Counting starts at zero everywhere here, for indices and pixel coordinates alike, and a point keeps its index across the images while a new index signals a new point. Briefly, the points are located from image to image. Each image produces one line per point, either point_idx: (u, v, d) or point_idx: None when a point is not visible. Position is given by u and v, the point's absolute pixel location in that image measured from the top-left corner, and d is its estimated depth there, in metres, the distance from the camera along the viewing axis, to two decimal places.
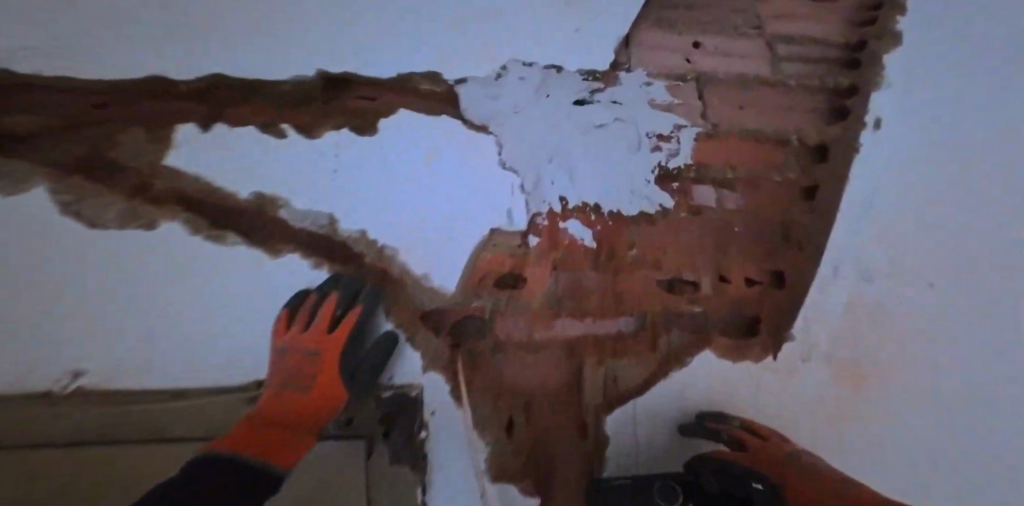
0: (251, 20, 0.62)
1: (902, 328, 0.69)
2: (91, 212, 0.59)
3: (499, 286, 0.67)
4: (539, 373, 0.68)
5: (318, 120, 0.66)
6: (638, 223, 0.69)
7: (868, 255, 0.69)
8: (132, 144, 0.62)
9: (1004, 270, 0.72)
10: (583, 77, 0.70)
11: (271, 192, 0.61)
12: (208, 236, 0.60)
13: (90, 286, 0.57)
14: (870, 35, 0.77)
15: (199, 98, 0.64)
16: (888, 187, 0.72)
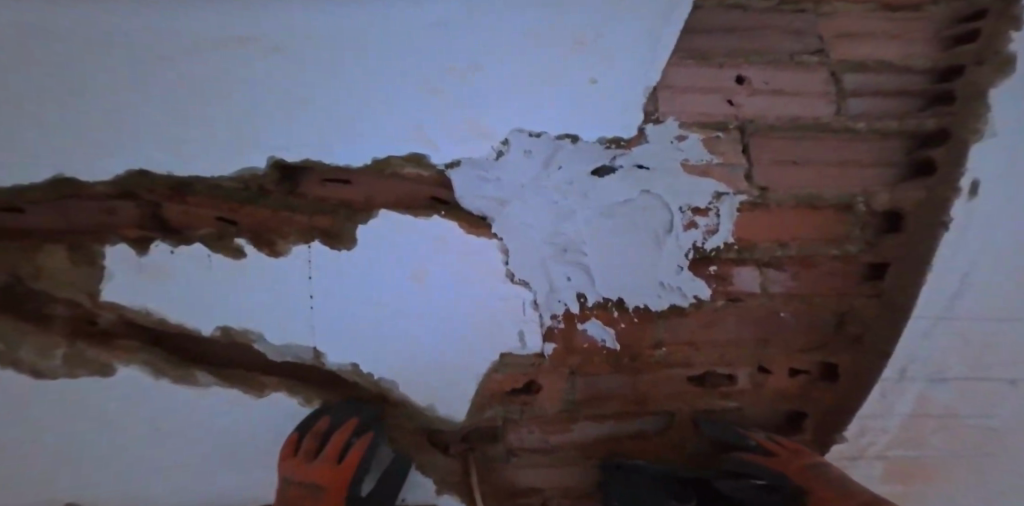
0: (220, 111, 0.54)
1: (978, 417, 0.66)
2: (38, 359, 0.57)
3: (514, 394, 0.60)
4: (559, 476, 0.62)
5: (268, 215, 0.61)
6: (667, 316, 0.61)
7: (938, 342, 0.63)
8: (75, 274, 0.59)
9: None
10: (602, 147, 0.60)
11: (240, 326, 0.58)
12: (176, 376, 0.58)
13: (61, 431, 0.58)
14: (969, 57, 0.62)
15: (133, 200, 0.58)
16: (981, 260, 0.63)
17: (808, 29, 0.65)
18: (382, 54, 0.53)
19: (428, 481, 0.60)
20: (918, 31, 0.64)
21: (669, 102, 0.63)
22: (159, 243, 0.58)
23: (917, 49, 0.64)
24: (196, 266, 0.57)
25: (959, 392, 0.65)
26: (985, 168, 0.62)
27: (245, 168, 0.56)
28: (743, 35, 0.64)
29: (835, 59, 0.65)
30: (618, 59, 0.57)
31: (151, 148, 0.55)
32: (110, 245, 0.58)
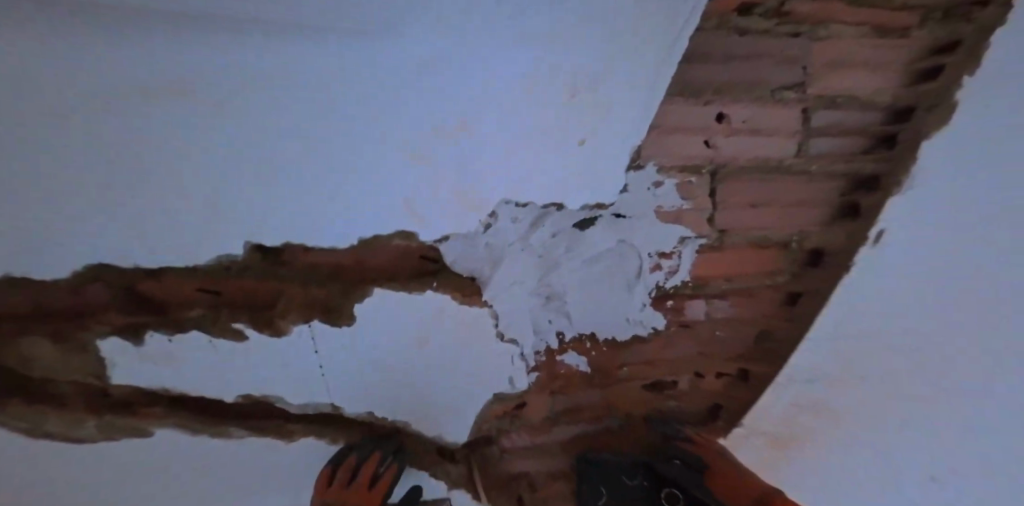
0: (180, 209, 0.50)
1: (856, 405, 0.84)
2: (70, 433, 0.62)
3: (506, 415, 0.77)
4: (540, 462, 0.82)
5: (254, 282, 0.60)
6: (629, 344, 0.75)
7: (835, 352, 0.78)
8: (73, 357, 0.60)
9: (955, 348, 0.82)
10: (583, 209, 0.62)
11: (261, 393, 0.65)
12: (211, 432, 0.66)
13: (120, 476, 0.68)
14: (925, 100, 0.63)
15: (102, 282, 0.56)
16: (886, 288, 0.74)
17: (800, 58, 0.58)
18: (348, 138, 0.49)
19: (442, 485, 0.79)
20: (897, 62, 0.61)
21: (652, 148, 0.61)
22: (154, 332, 0.59)
23: (888, 84, 0.62)
24: (202, 349, 0.60)
25: (847, 383, 0.82)
26: (909, 213, 0.68)
27: (223, 253, 0.55)
28: (737, 66, 0.57)
29: (812, 94, 0.61)
30: (605, 119, 0.54)
31: (111, 249, 0.51)
32: (100, 331, 0.59)
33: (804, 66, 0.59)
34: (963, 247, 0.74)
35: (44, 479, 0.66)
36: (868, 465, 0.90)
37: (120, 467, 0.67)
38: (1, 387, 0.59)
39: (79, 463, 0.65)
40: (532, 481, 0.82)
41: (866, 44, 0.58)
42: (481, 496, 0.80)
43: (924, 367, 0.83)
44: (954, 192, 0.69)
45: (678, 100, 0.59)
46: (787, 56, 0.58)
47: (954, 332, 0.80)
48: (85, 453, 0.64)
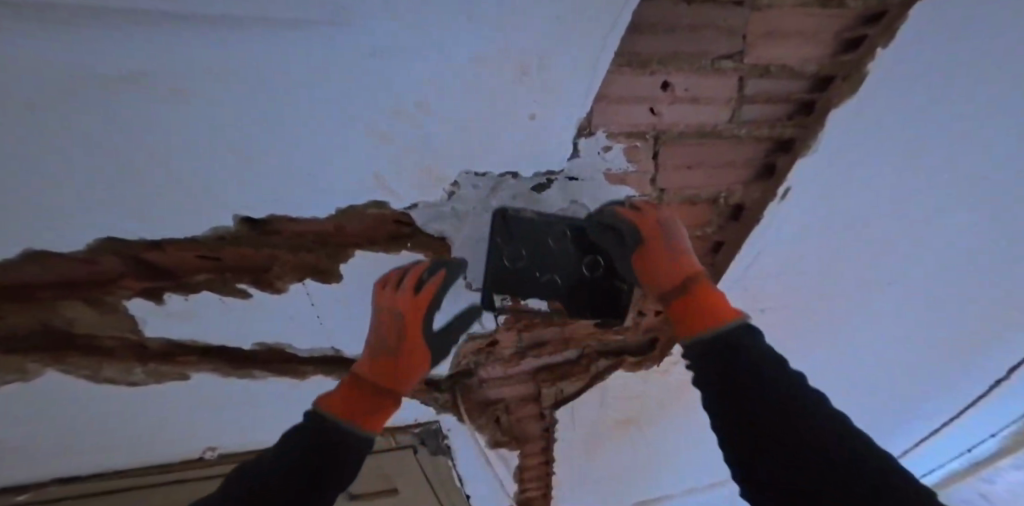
0: (189, 190, 0.59)
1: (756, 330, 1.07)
2: (126, 376, 0.77)
3: (481, 353, 0.94)
4: (511, 388, 1.03)
5: (250, 251, 0.70)
6: None
7: (746, 286, 0.97)
8: (113, 317, 0.72)
9: (837, 279, 1.02)
10: (539, 176, 0.72)
11: (274, 341, 0.82)
12: (239, 373, 0.84)
13: (174, 410, 0.85)
14: (844, 70, 0.70)
15: (119, 257, 0.65)
16: (791, 237, 0.90)
17: (737, 27, 0.63)
18: (329, 122, 0.58)
19: (432, 408, 1.00)
20: (826, 32, 0.66)
21: (600, 119, 0.68)
22: (172, 293, 0.71)
23: (813, 53, 0.68)
24: (215, 306, 0.74)
25: (752, 312, 1.03)
26: (818, 173, 0.81)
27: (216, 225, 0.64)
28: (680, 38, 0.63)
29: (747, 63, 0.67)
30: (553, 95, 0.62)
31: (134, 224, 0.61)
32: (127, 297, 0.70)
33: (743, 36, 0.64)
34: (860, 199, 0.88)
35: (110, 416, 0.81)
36: None
37: (166, 404, 0.83)
38: (56, 344, 0.72)
39: (136, 402, 0.81)
40: (507, 405, 1.06)
41: (802, 13, 0.63)
42: (464, 416, 1.03)
43: (811, 296, 1.04)
44: (857, 152, 0.80)
45: (626, 71, 0.64)
46: (725, 26, 0.62)
47: (840, 267, 0.99)
48: (139, 393, 0.80)
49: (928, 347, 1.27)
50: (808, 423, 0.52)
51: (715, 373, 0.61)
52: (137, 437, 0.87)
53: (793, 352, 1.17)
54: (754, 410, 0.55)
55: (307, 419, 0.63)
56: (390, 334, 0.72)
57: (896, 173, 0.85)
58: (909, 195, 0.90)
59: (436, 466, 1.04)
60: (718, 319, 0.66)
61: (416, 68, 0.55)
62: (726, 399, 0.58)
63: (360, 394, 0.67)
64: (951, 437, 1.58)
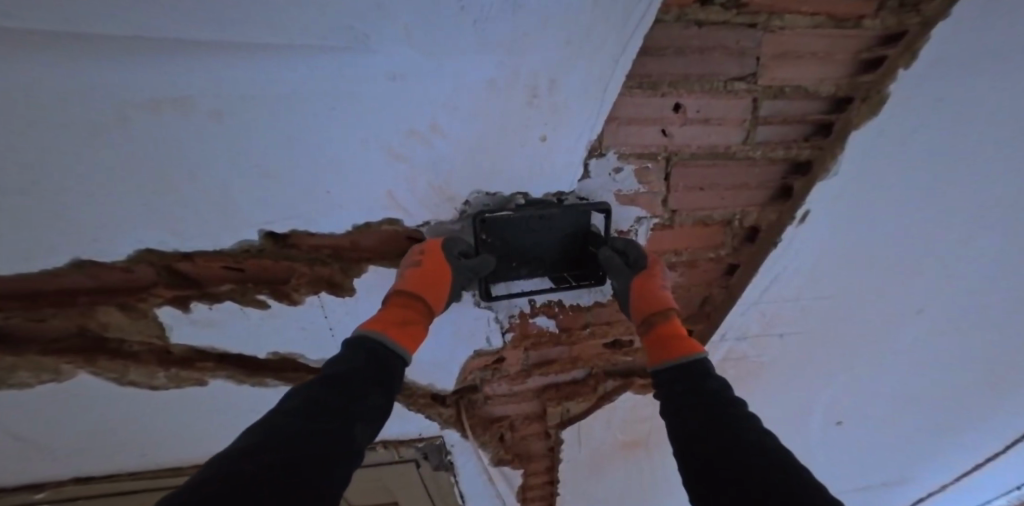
0: (215, 203, 0.62)
1: (772, 355, 1.05)
2: (148, 380, 0.81)
3: (487, 368, 0.95)
4: (516, 404, 1.03)
5: (270, 263, 0.73)
6: (590, 308, 0.90)
7: (761, 310, 0.95)
8: (141, 322, 0.76)
9: (859, 306, 0.99)
10: (550, 197, 0.73)
11: (286, 351, 0.85)
12: (252, 380, 0.87)
13: (191, 414, 0.89)
14: (864, 90, 0.68)
15: (151, 266, 0.69)
16: (809, 261, 0.87)
17: (749, 49, 0.63)
18: (344, 141, 0.60)
19: (436, 423, 1.01)
20: (841, 53, 0.64)
21: (610, 140, 0.69)
22: (198, 302, 0.74)
23: (830, 73, 0.66)
24: (235, 315, 0.77)
25: (768, 337, 1.00)
26: (836, 196, 0.79)
27: (241, 239, 0.68)
28: (691, 60, 0.63)
29: (761, 84, 0.66)
30: (562, 116, 0.63)
31: (165, 235, 0.64)
32: (154, 305, 0.73)
33: (755, 57, 0.64)
34: (882, 223, 0.85)
35: (134, 416, 0.86)
36: (773, 392, 1.15)
37: (187, 407, 0.88)
38: (91, 344, 0.77)
39: (156, 404, 0.85)
40: (512, 423, 1.06)
41: (816, 34, 0.62)
42: (468, 434, 1.03)
43: (831, 323, 1.01)
44: (880, 174, 0.78)
45: (637, 93, 0.65)
46: (737, 48, 0.62)
47: (862, 293, 0.96)
48: (160, 396, 0.84)
49: (961, 376, 1.22)
50: (766, 444, 0.51)
51: (680, 404, 0.60)
52: (156, 437, 0.91)
53: (811, 379, 1.14)
54: (716, 436, 0.54)
55: (347, 348, 0.62)
56: (404, 279, 0.70)
57: (922, 196, 0.82)
58: (936, 219, 0.86)
59: (430, 469, 1.08)
60: (687, 349, 0.68)
61: (428, 91, 0.57)
62: (688, 430, 0.57)
63: (397, 318, 0.68)
64: (986, 468, 1.52)
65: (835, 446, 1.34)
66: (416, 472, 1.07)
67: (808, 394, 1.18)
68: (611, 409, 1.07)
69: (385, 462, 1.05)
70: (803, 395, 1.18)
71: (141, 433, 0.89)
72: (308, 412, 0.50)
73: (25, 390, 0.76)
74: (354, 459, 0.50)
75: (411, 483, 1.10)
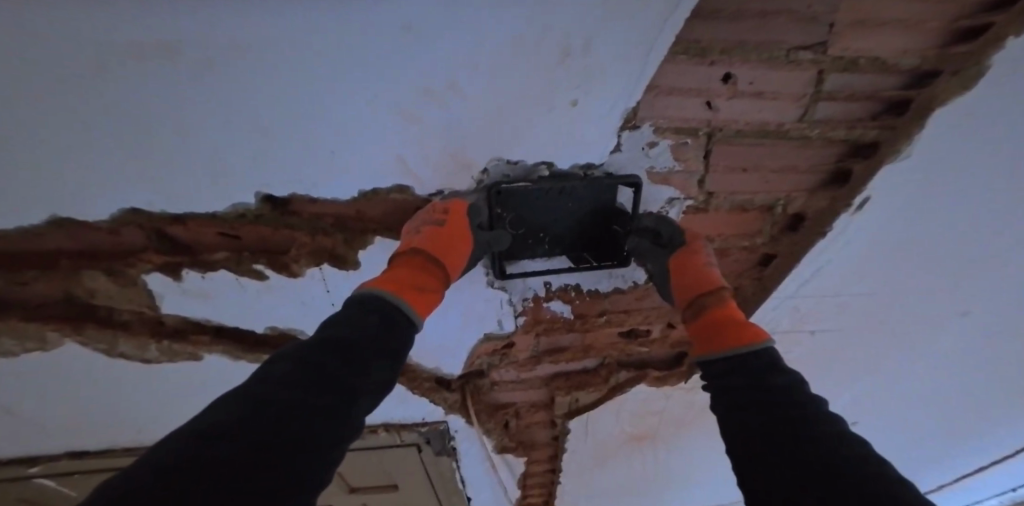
0: (206, 164, 0.56)
1: (795, 352, 1.00)
2: (139, 353, 0.77)
3: (495, 352, 0.89)
4: (523, 391, 0.99)
5: (268, 231, 0.67)
6: (609, 295, 0.84)
7: (791, 304, 0.89)
8: (128, 292, 0.70)
9: (895, 306, 0.93)
10: (577, 171, 0.67)
11: (285, 326, 0.80)
12: (249, 355, 0.83)
13: (185, 390, 0.85)
14: (954, 63, 0.60)
15: (138, 229, 0.63)
16: (848, 256, 0.82)
17: (822, 14, 0.54)
18: (352, 99, 0.53)
19: (440, 409, 0.96)
20: (929, 23, 0.56)
21: (648, 111, 0.62)
22: (189, 270, 0.69)
23: (910, 47, 0.58)
24: (230, 286, 0.72)
25: (794, 333, 0.95)
26: (888, 186, 0.72)
27: (237, 202, 0.61)
28: (751, 25, 0.55)
29: (830, 55, 0.58)
30: (600, 81, 0.56)
31: (152, 195, 0.58)
32: (143, 272, 0.68)
33: (828, 24, 0.55)
34: (935, 219, 0.79)
35: (124, 391, 0.82)
36: None
37: (182, 382, 0.84)
38: (73, 316, 0.71)
39: (147, 379, 0.81)
40: (517, 410, 1.02)
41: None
42: (472, 420, 0.99)
43: (861, 324, 0.96)
44: (943, 164, 0.70)
45: (685, 59, 0.57)
46: (812, 12, 0.54)
47: (901, 293, 0.90)
48: (151, 370, 0.80)
49: (990, 384, 1.17)
50: (848, 446, 0.44)
51: (739, 399, 0.54)
52: (148, 413, 0.87)
53: (832, 379, 1.09)
54: (779, 435, 0.48)
55: (353, 307, 0.56)
56: (420, 237, 0.64)
57: (986, 191, 0.75)
58: (995, 218, 0.79)
59: (433, 455, 1.04)
60: (743, 331, 0.62)
61: (450, 45, 0.49)
62: (749, 429, 0.51)
63: (411, 279, 0.62)
64: (995, 473, 1.50)
65: None
66: (416, 456, 1.03)
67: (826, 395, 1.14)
68: (622, 401, 1.03)
69: (383, 444, 1.00)
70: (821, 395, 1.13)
71: (133, 408, 0.85)
72: (303, 379, 0.44)
73: (9, 360, 0.72)
74: (348, 435, 0.45)
75: (411, 467, 1.06)
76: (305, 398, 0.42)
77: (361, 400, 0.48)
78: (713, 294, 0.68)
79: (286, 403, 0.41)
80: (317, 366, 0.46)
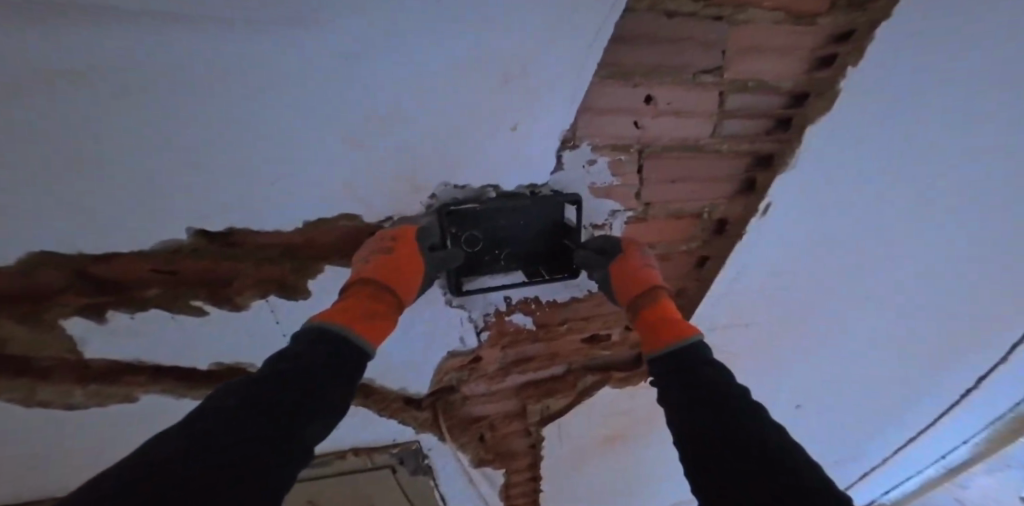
0: (130, 200, 0.55)
1: (739, 344, 1.08)
2: (64, 400, 0.74)
3: (463, 368, 0.91)
4: (494, 404, 1.00)
5: (202, 264, 0.66)
6: (569, 303, 0.88)
7: (730, 301, 0.97)
8: (51, 338, 0.67)
9: (818, 294, 1.03)
10: (523, 191, 0.70)
11: (232, 360, 0.79)
12: (196, 392, 0.81)
13: (116, 434, 0.81)
14: (817, 87, 0.69)
15: (54, 271, 0.61)
16: (773, 254, 0.90)
17: (716, 42, 0.62)
18: (291, 129, 0.54)
19: (410, 428, 0.96)
20: (801, 48, 0.65)
21: (584, 131, 0.67)
22: (116, 311, 0.67)
23: (789, 71, 0.67)
24: (165, 323, 0.70)
25: (735, 326, 1.03)
26: (800, 190, 0.80)
27: (166, 238, 0.61)
28: (663, 49, 0.61)
29: (727, 78, 0.66)
30: (534, 106, 0.60)
31: (76, 235, 0.56)
32: (63, 318, 0.65)
33: (722, 51, 0.63)
34: (842, 215, 0.88)
35: (49, 439, 0.78)
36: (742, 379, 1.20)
37: (119, 424, 0.80)
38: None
39: (72, 426, 0.77)
40: (491, 422, 1.04)
41: (776, 29, 0.62)
42: (446, 437, 1.00)
43: (791, 312, 1.05)
44: (840, 169, 0.80)
45: (610, 83, 0.62)
46: (705, 40, 0.61)
47: (821, 282, 1.01)
48: (77, 418, 0.76)
49: (907, 358, 1.31)
50: (772, 434, 0.50)
51: (680, 392, 0.59)
52: (76, 459, 0.83)
53: (774, 366, 1.19)
54: (714, 423, 0.52)
55: (302, 339, 0.55)
56: (371, 266, 0.64)
57: (875, 186, 0.85)
58: (888, 211, 0.91)
59: (410, 475, 1.02)
60: (679, 329, 0.67)
61: (385, 76, 0.52)
62: (690, 418, 0.55)
63: (362, 307, 0.62)
64: (928, 442, 1.65)
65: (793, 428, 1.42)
66: (391, 477, 1.01)
67: (770, 380, 1.23)
68: (588, 405, 1.07)
69: (356, 469, 0.98)
70: (765, 381, 1.22)
71: (69, 453, 0.82)
72: (255, 408, 0.44)
73: None
74: (299, 461, 0.45)
75: (388, 490, 1.03)
76: (256, 427, 0.42)
77: (314, 425, 0.48)
78: (652, 290, 0.73)
79: (237, 433, 0.41)
80: (269, 396, 0.46)
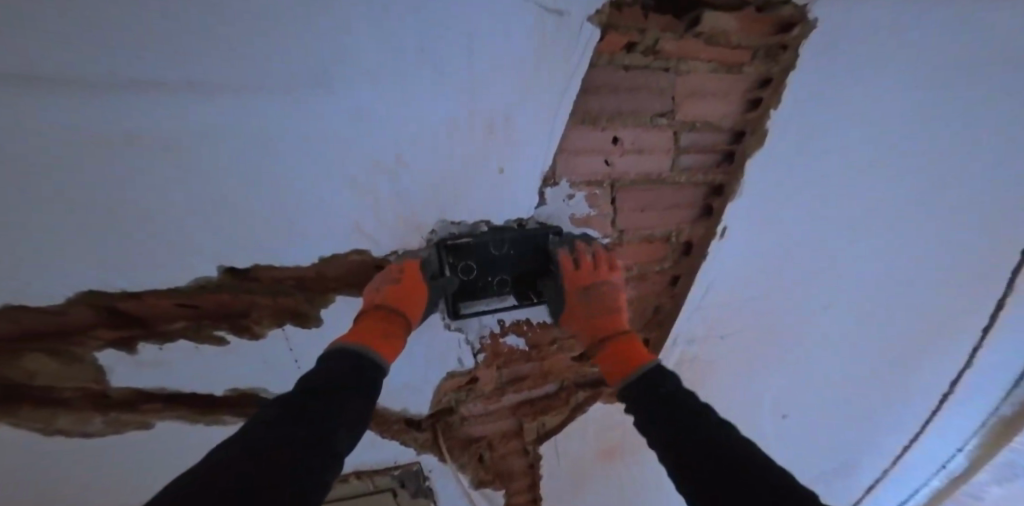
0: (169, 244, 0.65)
1: (719, 355, 1.16)
2: (86, 423, 0.81)
3: (462, 389, 0.98)
4: (492, 424, 1.06)
5: (225, 300, 0.74)
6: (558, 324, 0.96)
7: (705, 314, 1.05)
8: (77, 368, 0.75)
9: (787, 305, 1.12)
10: (511, 223, 0.80)
11: (245, 385, 0.86)
12: (208, 418, 0.88)
13: (129, 455, 0.88)
14: (748, 125, 0.80)
15: (91, 309, 0.69)
16: (738, 270, 0.99)
17: (666, 90, 0.73)
18: (307, 175, 0.64)
19: (411, 449, 1.03)
20: (736, 91, 0.77)
21: (562, 170, 0.76)
22: (145, 342, 0.74)
23: (728, 111, 0.78)
24: (189, 353, 0.77)
25: (713, 339, 1.11)
26: (755, 210, 0.91)
27: (198, 273, 0.70)
28: (623, 97, 0.72)
29: (678, 120, 0.77)
30: (514, 151, 0.70)
31: (118, 273, 0.66)
32: (92, 350, 0.73)
33: (671, 97, 0.74)
34: (797, 232, 0.98)
35: (69, 460, 0.85)
36: (727, 390, 1.26)
37: (132, 448, 0.87)
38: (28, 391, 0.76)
39: (90, 447, 0.84)
40: (490, 442, 1.09)
41: (713, 77, 0.74)
42: (446, 456, 1.06)
43: (764, 323, 1.14)
44: (789, 191, 0.90)
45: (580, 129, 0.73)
46: (657, 89, 0.72)
47: (789, 294, 1.10)
48: (95, 440, 0.83)
49: (884, 364, 1.38)
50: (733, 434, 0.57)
51: (656, 402, 0.65)
52: (90, 478, 0.90)
53: (756, 375, 1.26)
54: (688, 426, 0.59)
55: (324, 359, 0.63)
56: (381, 293, 0.73)
57: (824, 206, 0.96)
58: (840, 226, 1.01)
59: (411, 498, 1.08)
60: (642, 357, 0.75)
61: (385, 128, 0.63)
62: (666, 423, 0.61)
63: (376, 327, 0.70)
64: (924, 450, 1.69)
65: (783, 437, 1.47)
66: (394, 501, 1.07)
67: (754, 390, 1.30)
68: (581, 421, 1.12)
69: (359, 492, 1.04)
70: (749, 390, 1.29)
71: (83, 474, 0.89)
72: (293, 414, 0.49)
73: None
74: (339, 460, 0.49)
75: None
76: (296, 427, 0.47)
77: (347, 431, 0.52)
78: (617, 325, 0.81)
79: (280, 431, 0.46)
80: (303, 405, 0.51)
